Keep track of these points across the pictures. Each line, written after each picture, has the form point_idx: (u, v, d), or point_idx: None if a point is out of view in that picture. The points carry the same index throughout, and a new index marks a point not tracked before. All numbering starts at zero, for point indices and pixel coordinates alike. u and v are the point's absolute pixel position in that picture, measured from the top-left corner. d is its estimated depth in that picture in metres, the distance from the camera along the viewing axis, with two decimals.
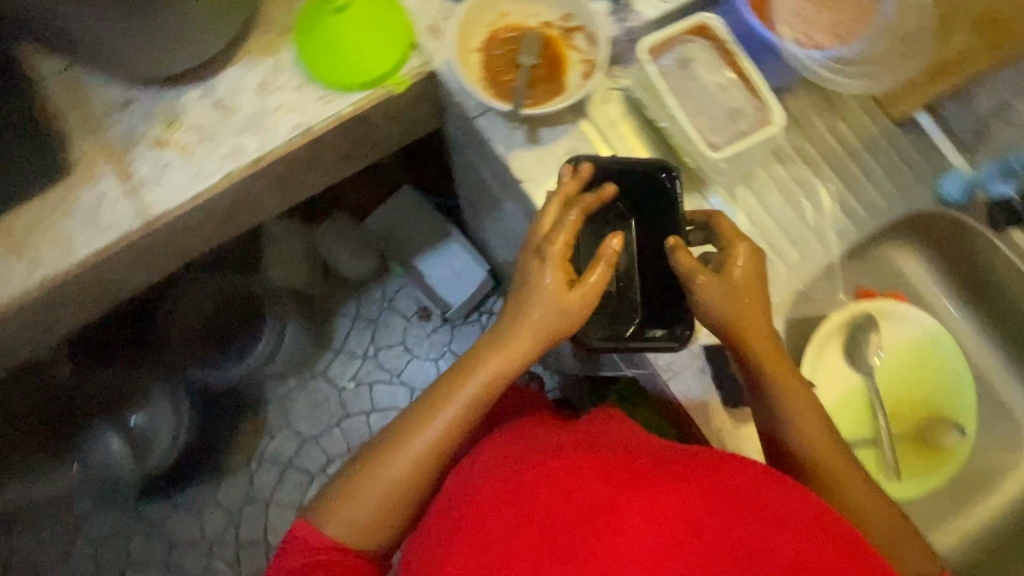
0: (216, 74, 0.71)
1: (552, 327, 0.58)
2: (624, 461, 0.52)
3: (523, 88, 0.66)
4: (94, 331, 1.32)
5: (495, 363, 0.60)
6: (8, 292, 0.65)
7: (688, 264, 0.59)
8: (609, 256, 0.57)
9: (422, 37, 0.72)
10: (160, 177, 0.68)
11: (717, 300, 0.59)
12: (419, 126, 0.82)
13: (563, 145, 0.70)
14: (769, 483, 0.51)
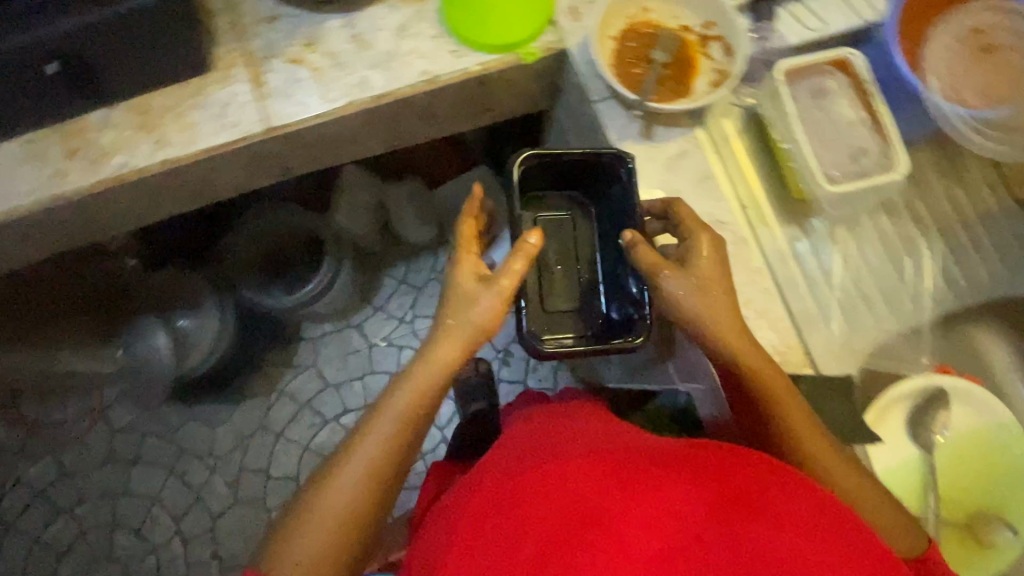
0: (360, 9, 0.73)
1: (470, 336, 0.61)
2: (615, 465, 0.50)
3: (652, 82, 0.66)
4: (166, 232, 1.38)
5: (418, 376, 0.61)
6: (129, 164, 0.69)
7: (651, 260, 0.60)
8: (527, 247, 0.60)
9: (561, 16, 0.73)
10: (288, 91, 0.71)
11: (684, 293, 0.60)
12: (530, 102, 0.84)
13: (675, 147, 0.70)
14: (775, 485, 0.48)
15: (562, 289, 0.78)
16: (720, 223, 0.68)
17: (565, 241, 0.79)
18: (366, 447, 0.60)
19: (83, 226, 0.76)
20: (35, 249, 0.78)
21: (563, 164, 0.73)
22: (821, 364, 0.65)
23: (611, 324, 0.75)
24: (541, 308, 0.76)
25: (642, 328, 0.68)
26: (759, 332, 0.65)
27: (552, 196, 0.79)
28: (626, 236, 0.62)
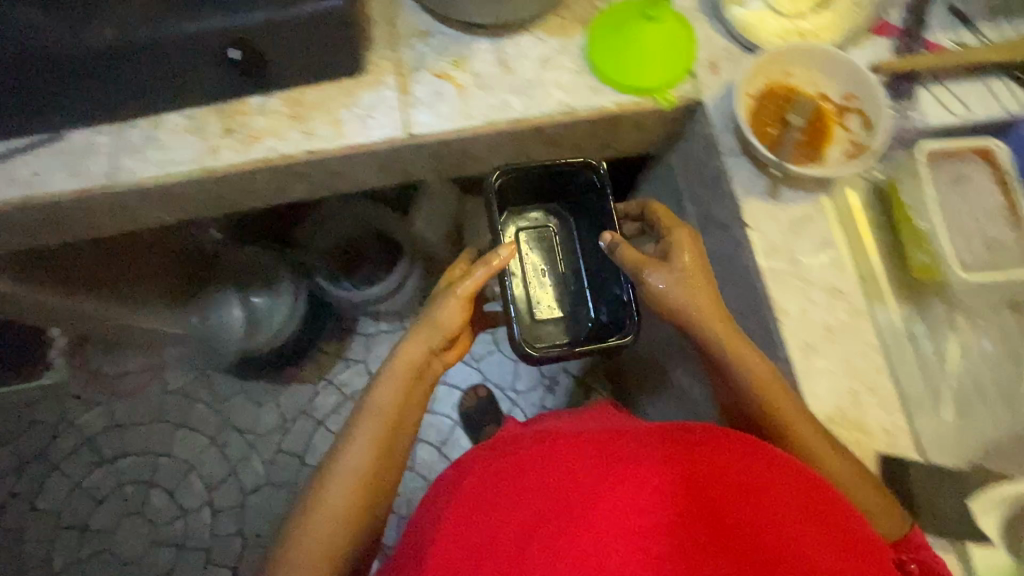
0: (509, 36, 0.77)
1: (438, 332, 0.79)
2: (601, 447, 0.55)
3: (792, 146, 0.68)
4: (250, 214, 1.42)
5: (398, 363, 0.77)
6: (277, 151, 0.74)
7: (636, 258, 0.69)
8: (495, 262, 0.80)
9: (701, 68, 0.75)
10: (431, 103, 0.75)
11: (673, 286, 0.66)
12: (648, 144, 0.86)
13: (800, 210, 0.70)
14: (749, 463, 0.53)
15: (548, 295, 0.96)
16: (838, 291, 0.67)
17: (548, 250, 0.97)
18: (355, 449, 0.71)
19: (217, 199, 0.81)
20: (167, 212, 0.82)
21: (533, 174, 0.86)
22: (927, 452, 0.64)
23: (598, 323, 0.93)
24: (530, 318, 0.94)
25: (631, 329, 0.85)
26: (867, 408, 0.64)
27: (531, 207, 0.96)
28: (608, 239, 0.73)
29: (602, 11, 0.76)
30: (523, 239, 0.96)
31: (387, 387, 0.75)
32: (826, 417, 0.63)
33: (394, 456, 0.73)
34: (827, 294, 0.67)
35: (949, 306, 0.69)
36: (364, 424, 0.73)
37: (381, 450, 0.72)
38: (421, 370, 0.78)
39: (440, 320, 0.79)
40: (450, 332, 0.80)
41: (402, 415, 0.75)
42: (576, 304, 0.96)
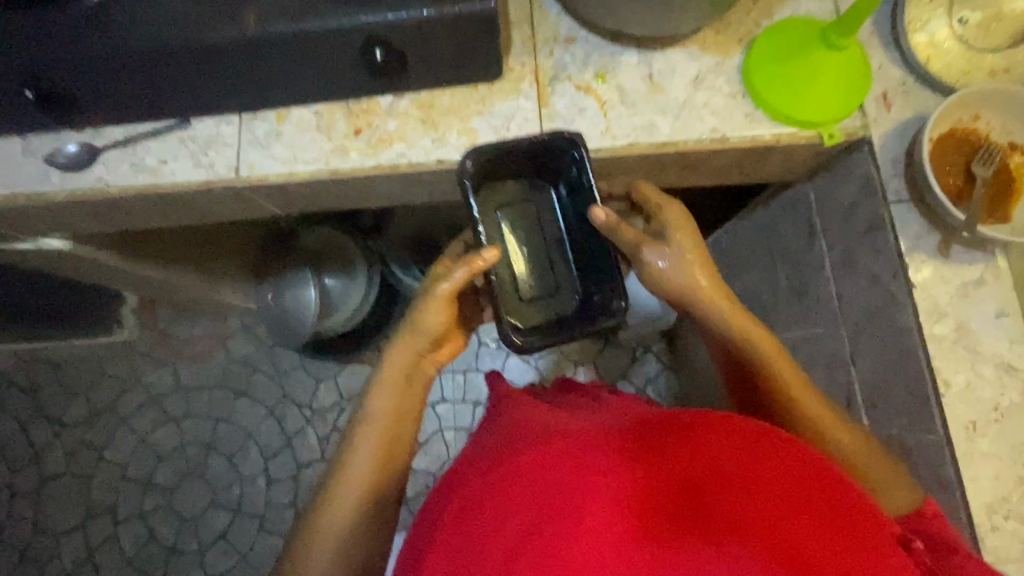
0: (659, 50, 0.71)
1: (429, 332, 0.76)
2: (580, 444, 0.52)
3: (983, 205, 0.61)
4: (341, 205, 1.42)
5: (393, 363, 0.77)
6: (407, 158, 0.71)
7: (632, 239, 0.70)
8: (473, 264, 0.71)
9: (872, 102, 0.68)
10: (571, 119, 0.71)
11: (672, 268, 0.70)
12: (786, 174, 0.79)
13: (971, 271, 0.64)
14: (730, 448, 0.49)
15: (532, 273, 0.81)
16: (1009, 367, 0.62)
17: (533, 227, 0.81)
18: (357, 461, 0.73)
19: (333, 192, 0.75)
20: (276, 202, 0.77)
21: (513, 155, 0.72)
22: None
23: (588, 303, 0.80)
24: (518, 297, 0.80)
25: (616, 312, 0.76)
26: None
27: (512, 183, 0.80)
28: (602, 217, 0.69)
29: (768, 28, 0.69)
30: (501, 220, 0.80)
31: (379, 396, 0.76)
32: (986, 503, 0.59)
33: (395, 461, 0.75)
34: (996, 368, 0.62)
35: None
36: (361, 434, 0.74)
37: (382, 456, 0.74)
38: (411, 373, 0.78)
39: (420, 324, 0.76)
40: (434, 336, 0.77)
41: (397, 423, 0.76)
42: (562, 280, 0.82)
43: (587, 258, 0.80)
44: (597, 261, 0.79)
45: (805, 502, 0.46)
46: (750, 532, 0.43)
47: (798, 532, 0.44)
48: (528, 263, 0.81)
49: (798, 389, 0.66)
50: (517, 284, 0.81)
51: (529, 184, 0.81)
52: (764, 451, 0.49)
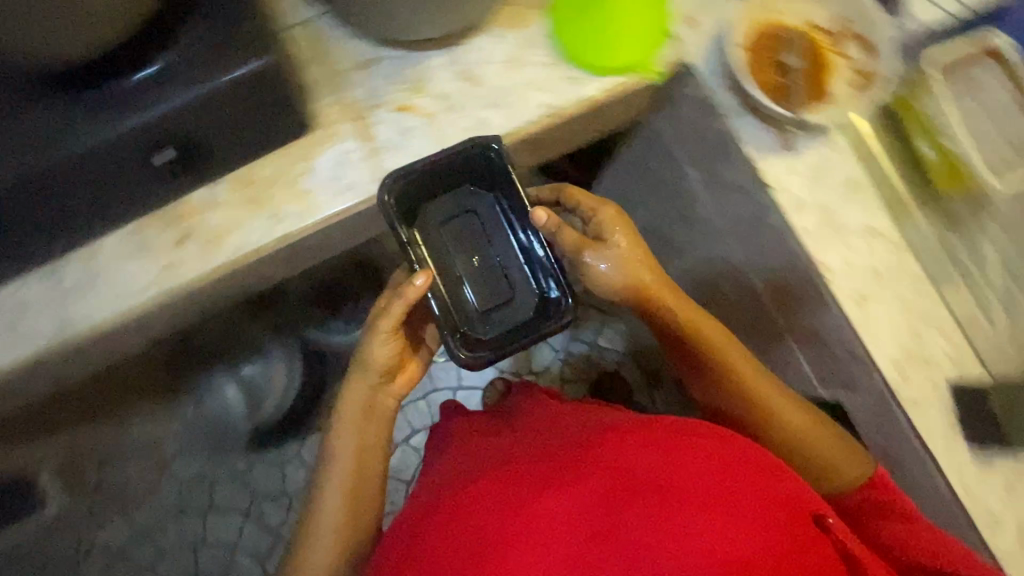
0: (463, 43, 0.68)
1: (379, 363, 0.70)
2: (518, 477, 0.53)
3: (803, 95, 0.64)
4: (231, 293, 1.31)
5: (353, 396, 0.71)
6: (247, 244, 0.64)
7: (572, 242, 0.67)
8: (406, 291, 0.63)
9: (679, 26, 0.68)
10: (401, 143, 0.66)
11: (617, 262, 0.67)
12: (632, 116, 0.80)
13: (816, 156, 0.67)
14: (654, 449, 0.51)
15: (482, 285, 0.70)
16: (871, 230, 0.66)
17: (472, 235, 0.71)
18: (325, 504, 0.69)
19: (187, 301, 0.67)
20: (126, 337, 0.69)
21: (437, 170, 0.66)
22: (992, 363, 0.64)
23: (549, 304, 0.68)
24: (468, 312, 0.69)
25: (570, 305, 0.66)
26: (930, 340, 0.64)
27: (445, 197, 0.70)
28: (544, 219, 0.65)
29: None
30: (436, 236, 0.70)
31: (340, 434, 0.71)
32: (894, 361, 0.63)
33: (365, 498, 0.70)
34: (863, 237, 0.66)
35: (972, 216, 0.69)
36: (325, 473, 0.70)
37: (353, 497, 0.70)
38: (368, 409, 0.71)
39: (370, 358, 0.69)
40: (385, 368, 0.70)
41: (365, 464, 0.71)
42: (518, 287, 0.71)
43: (534, 255, 0.70)
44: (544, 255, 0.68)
45: (713, 482, 0.48)
46: (667, 494, 0.47)
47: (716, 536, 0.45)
48: (471, 276, 0.70)
49: (748, 369, 0.67)
50: (462, 300, 0.69)
51: (464, 191, 0.70)
52: (673, 438, 0.52)
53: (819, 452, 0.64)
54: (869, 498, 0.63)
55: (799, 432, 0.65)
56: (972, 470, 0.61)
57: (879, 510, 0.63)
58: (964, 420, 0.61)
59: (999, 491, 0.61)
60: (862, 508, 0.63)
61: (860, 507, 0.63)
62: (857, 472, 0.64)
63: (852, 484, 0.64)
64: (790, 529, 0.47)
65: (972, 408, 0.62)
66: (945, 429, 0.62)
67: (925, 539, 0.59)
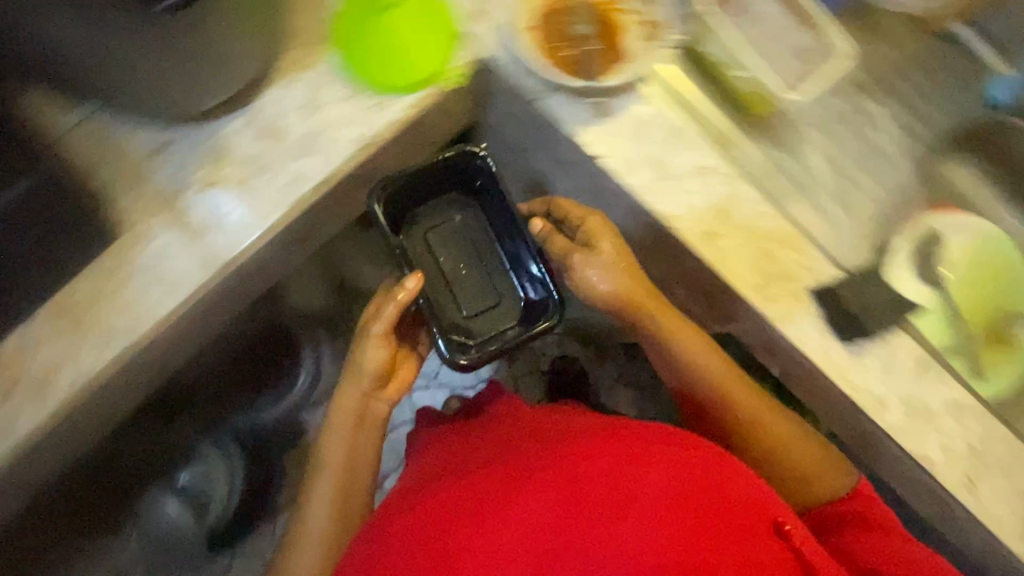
0: (254, 99, 0.64)
1: (370, 374, 0.70)
2: (492, 488, 0.58)
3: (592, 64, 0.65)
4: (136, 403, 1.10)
5: (348, 400, 0.71)
6: (79, 376, 0.59)
7: (559, 248, 0.71)
8: (398, 295, 0.67)
9: (467, 25, 0.67)
10: (218, 220, 0.62)
11: (603, 270, 0.69)
12: (461, 119, 0.79)
13: (633, 114, 0.67)
14: (621, 462, 0.56)
15: (473, 288, 0.81)
16: (704, 168, 0.67)
17: (463, 243, 0.82)
18: (315, 505, 0.71)
19: (44, 445, 0.62)
20: None
21: (421, 181, 0.76)
22: (844, 260, 0.67)
23: (532, 305, 0.78)
24: (460, 316, 0.79)
25: (557, 304, 0.74)
26: (782, 255, 0.66)
27: (436, 206, 0.81)
28: (538, 227, 0.71)
29: (334, 22, 0.65)
30: (431, 243, 0.81)
31: (332, 440, 0.72)
32: (754, 286, 0.65)
33: (351, 498, 0.71)
34: (695, 177, 0.67)
35: (792, 128, 0.72)
36: (317, 478, 0.71)
37: (340, 499, 0.71)
38: (361, 416, 0.72)
39: (361, 363, 0.70)
40: (378, 374, 0.70)
41: (355, 470, 0.71)
42: (503, 293, 0.81)
43: (516, 260, 0.80)
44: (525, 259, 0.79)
45: (668, 492, 0.53)
46: (621, 509, 0.52)
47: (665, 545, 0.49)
48: (459, 283, 0.81)
49: (728, 378, 0.70)
50: (456, 302, 0.80)
51: (449, 202, 0.81)
52: (638, 451, 0.57)
53: (790, 448, 0.67)
54: (854, 508, 0.64)
55: (774, 439, 0.68)
56: (851, 364, 0.64)
57: (868, 523, 0.63)
58: (827, 320, 0.64)
59: (878, 375, 0.64)
60: (840, 518, 0.64)
61: (836, 518, 0.65)
62: (834, 483, 0.66)
63: (829, 494, 0.66)
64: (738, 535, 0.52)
65: (833, 307, 0.64)
66: (816, 333, 0.64)
67: (905, 559, 0.59)
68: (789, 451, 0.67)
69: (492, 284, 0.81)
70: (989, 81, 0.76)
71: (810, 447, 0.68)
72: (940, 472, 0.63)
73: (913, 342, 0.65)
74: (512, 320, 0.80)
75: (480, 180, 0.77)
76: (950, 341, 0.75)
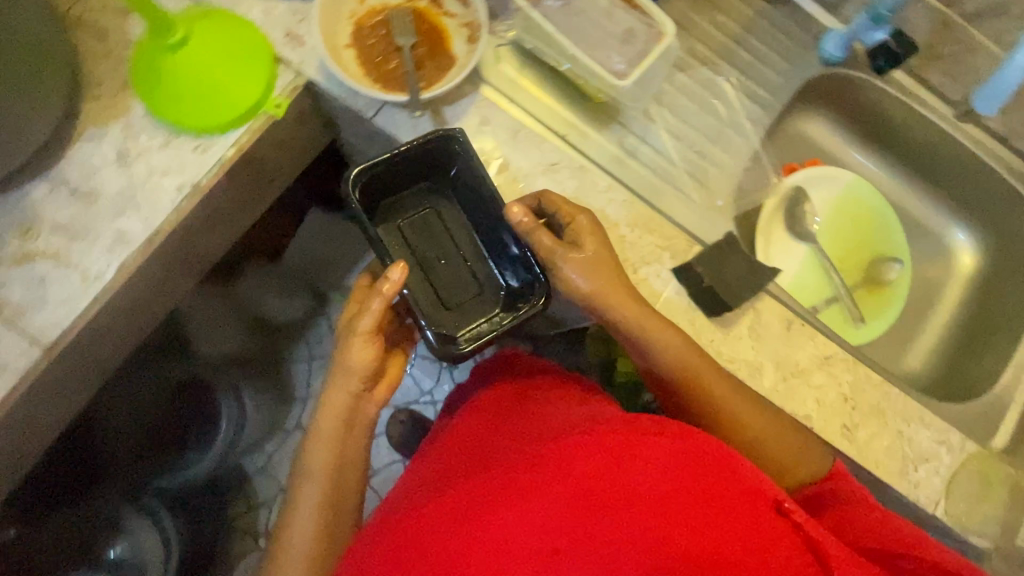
0: (60, 160, 0.60)
1: (366, 372, 0.61)
2: (475, 491, 0.47)
3: (412, 74, 0.62)
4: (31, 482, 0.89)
5: (337, 398, 0.62)
6: None
7: (544, 247, 0.60)
8: (381, 288, 0.59)
9: (283, 49, 0.65)
10: (39, 297, 0.57)
11: (583, 272, 0.59)
12: (311, 145, 0.75)
13: (471, 118, 0.66)
14: (628, 444, 0.46)
15: (451, 280, 0.71)
16: (553, 163, 0.66)
17: (440, 231, 0.71)
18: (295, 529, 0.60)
19: None
20: None
21: (392, 165, 0.65)
22: (704, 235, 0.67)
23: (517, 294, 0.69)
24: (442, 308, 0.69)
25: (546, 286, 0.64)
26: (641, 238, 0.66)
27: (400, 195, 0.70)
28: (519, 219, 0.58)
29: (133, 64, 0.61)
30: (403, 230, 0.71)
31: (318, 444, 0.62)
32: None
33: (345, 497, 0.62)
34: (545, 173, 0.66)
35: (639, 109, 0.73)
36: (305, 486, 0.61)
37: (329, 507, 0.61)
38: (349, 419, 0.63)
39: (346, 362, 0.61)
40: (366, 374, 0.61)
41: (344, 470, 0.62)
42: (484, 283, 0.71)
43: (495, 246, 0.70)
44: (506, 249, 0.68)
45: (679, 475, 0.44)
46: (631, 503, 0.42)
47: (688, 539, 0.40)
48: (439, 272, 0.71)
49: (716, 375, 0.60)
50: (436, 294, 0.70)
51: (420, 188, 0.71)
52: (639, 432, 0.47)
53: (766, 442, 0.60)
54: (838, 490, 0.57)
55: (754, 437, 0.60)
56: (722, 338, 0.64)
57: (842, 495, 0.56)
58: (690, 295, 0.64)
59: (748, 343, 0.65)
60: (825, 495, 0.57)
61: (819, 496, 0.57)
62: (814, 466, 0.59)
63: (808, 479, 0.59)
64: (761, 516, 0.43)
65: (695, 281, 0.65)
66: (684, 312, 0.64)
67: (885, 526, 0.51)
68: (761, 450, 0.60)
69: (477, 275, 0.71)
70: (824, 37, 0.77)
71: (789, 435, 0.60)
72: (819, 427, 0.64)
73: (778, 306, 0.66)
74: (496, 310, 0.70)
75: (451, 165, 0.66)
76: (818, 293, 0.80)
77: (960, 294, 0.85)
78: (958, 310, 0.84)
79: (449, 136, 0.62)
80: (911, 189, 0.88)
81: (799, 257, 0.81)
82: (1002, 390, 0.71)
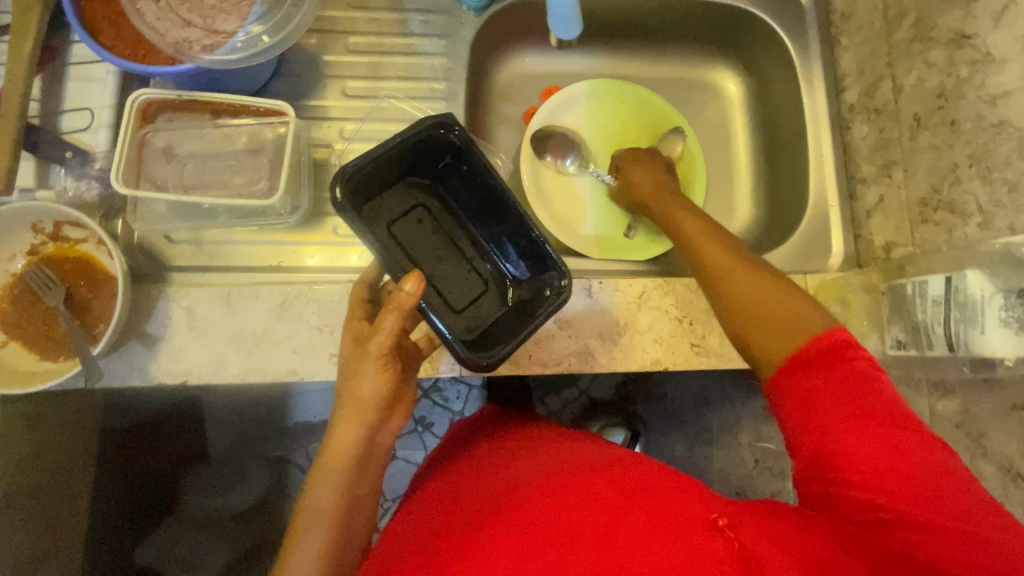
0: None
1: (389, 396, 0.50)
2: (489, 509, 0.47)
3: (71, 336, 0.55)
4: None
5: (355, 418, 0.50)
6: None
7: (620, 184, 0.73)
8: (395, 303, 0.46)
9: None
10: None
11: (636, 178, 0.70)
12: (70, 409, 0.71)
13: (175, 318, 0.60)
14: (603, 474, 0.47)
15: (451, 281, 0.61)
16: (282, 304, 0.61)
17: (434, 233, 0.62)
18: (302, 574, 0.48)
19: None
20: None
21: (381, 168, 0.56)
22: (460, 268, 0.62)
23: (522, 281, 0.61)
24: (451, 313, 0.59)
25: (558, 264, 0.54)
26: None
27: (387, 197, 0.60)
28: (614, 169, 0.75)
29: None
30: (395, 235, 0.60)
31: (318, 486, 0.50)
32: None
33: (357, 516, 0.52)
34: (281, 316, 0.61)
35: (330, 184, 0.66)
36: (306, 528, 0.49)
37: (342, 533, 0.50)
38: (365, 457, 0.51)
39: (352, 392, 0.49)
40: (385, 401, 0.50)
41: (355, 513, 0.51)
42: (484, 272, 0.62)
43: (495, 236, 0.61)
44: (514, 232, 0.58)
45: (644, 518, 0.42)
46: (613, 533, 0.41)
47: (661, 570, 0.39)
48: (435, 273, 0.61)
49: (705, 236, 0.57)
50: (441, 298, 0.60)
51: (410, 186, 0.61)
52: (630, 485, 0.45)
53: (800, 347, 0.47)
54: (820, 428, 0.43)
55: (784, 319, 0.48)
56: (535, 349, 0.61)
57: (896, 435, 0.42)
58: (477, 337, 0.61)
59: (563, 336, 0.61)
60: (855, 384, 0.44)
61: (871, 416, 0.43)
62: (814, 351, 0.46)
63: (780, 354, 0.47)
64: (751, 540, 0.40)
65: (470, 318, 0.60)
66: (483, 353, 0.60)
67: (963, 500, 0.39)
68: (735, 293, 0.52)
69: (490, 263, 0.62)
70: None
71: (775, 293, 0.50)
72: (670, 362, 0.62)
73: None
74: (514, 295, 0.61)
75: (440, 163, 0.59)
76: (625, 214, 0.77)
77: (748, 118, 0.80)
78: (752, 135, 0.80)
79: (442, 125, 0.54)
80: (647, 54, 0.80)
81: (583, 198, 0.77)
82: (815, 199, 0.68)
